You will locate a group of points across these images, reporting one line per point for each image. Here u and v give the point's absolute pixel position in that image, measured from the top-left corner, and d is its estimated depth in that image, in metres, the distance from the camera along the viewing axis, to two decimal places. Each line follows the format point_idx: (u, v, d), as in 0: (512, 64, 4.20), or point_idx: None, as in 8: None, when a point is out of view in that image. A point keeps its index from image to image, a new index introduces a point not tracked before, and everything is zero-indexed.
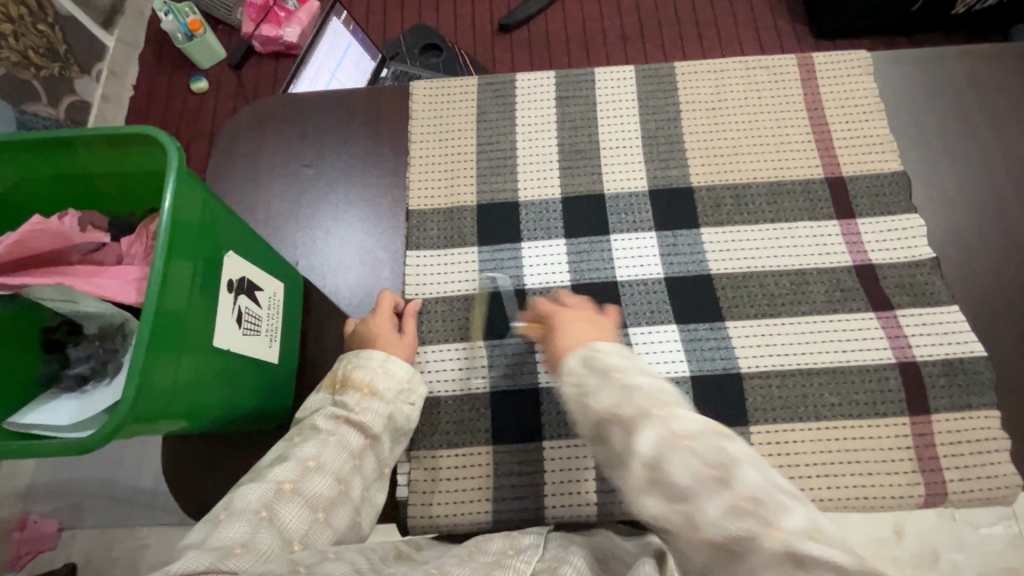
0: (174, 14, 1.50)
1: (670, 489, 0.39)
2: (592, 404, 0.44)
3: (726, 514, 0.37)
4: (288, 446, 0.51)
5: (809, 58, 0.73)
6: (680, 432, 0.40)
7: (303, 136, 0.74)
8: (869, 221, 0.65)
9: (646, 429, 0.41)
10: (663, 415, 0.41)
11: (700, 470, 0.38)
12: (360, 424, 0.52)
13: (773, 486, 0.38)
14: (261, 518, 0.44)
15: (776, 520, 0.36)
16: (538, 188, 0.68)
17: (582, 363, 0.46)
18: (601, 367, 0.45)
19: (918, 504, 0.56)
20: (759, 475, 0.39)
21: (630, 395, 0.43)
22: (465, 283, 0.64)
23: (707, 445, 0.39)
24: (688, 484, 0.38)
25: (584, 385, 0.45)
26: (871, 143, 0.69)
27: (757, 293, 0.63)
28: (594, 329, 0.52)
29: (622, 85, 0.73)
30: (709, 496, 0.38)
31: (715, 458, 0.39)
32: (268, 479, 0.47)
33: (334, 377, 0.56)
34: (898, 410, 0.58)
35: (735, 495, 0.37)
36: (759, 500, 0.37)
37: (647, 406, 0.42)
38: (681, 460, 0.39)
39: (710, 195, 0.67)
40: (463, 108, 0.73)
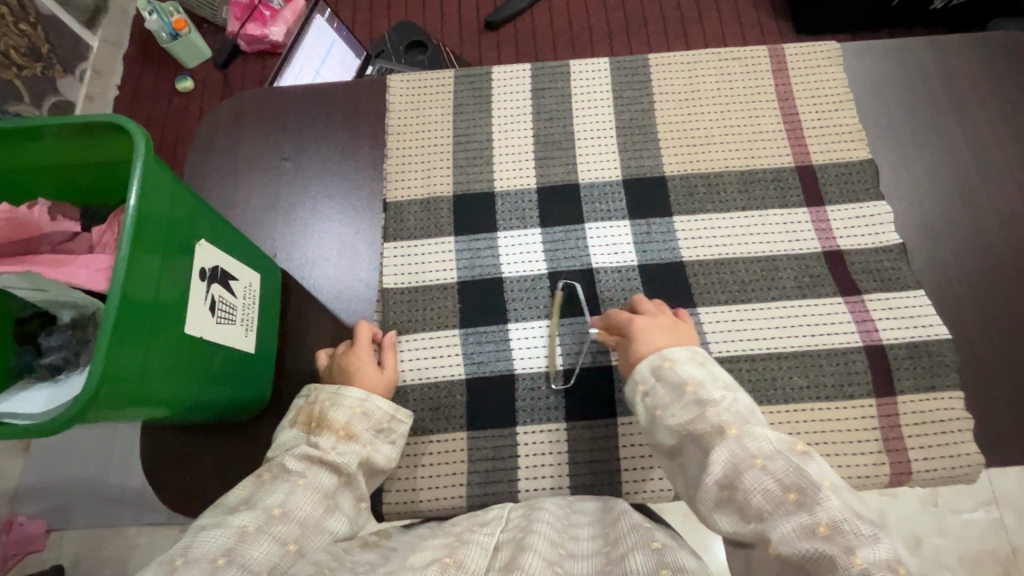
0: (159, 13, 1.50)
1: (744, 510, 0.41)
2: (667, 418, 0.48)
3: (800, 535, 0.38)
4: (258, 487, 0.49)
5: (780, 50, 0.75)
6: (754, 452, 0.42)
7: (282, 130, 0.74)
8: (837, 208, 0.67)
9: (718, 449, 0.43)
10: (736, 433, 0.43)
11: (774, 492, 0.40)
12: (332, 466, 0.51)
13: (854, 513, 0.38)
14: (218, 566, 0.41)
15: (854, 546, 0.36)
16: (514, 179, 0.69)
17: (652, 371, 0.50)
18: (674, 378, 0.49)
19: (884, 483, 0.57)
20: (839, 500, 0.39)
21: (703, 409, 0.46)
22: (442, 272, 0.65)
23: (782, 465, 0.41)
24: (761, 505, 0.40)
25: (655, 395, 0.49)
26: (840, 133, 0.70)
27: (729, 279, 0.64)
28: (674, 335, 0.54)
29: (597, 76, 0.74)
30: (784, 515, 0.39)
31: (792, 481, 0.40)
32: (229, 525, 0.44)
33: (308, 413, 0.54)
34: (865, 392, 0.59)
35: (814, 518, 0.38)
36: (835, 526, 0.37)
37: (723, 422, 0.45)
38: (756, 476, 0.41)
39: (683, 183, 0.68)
40: (439, 101, 0.74)
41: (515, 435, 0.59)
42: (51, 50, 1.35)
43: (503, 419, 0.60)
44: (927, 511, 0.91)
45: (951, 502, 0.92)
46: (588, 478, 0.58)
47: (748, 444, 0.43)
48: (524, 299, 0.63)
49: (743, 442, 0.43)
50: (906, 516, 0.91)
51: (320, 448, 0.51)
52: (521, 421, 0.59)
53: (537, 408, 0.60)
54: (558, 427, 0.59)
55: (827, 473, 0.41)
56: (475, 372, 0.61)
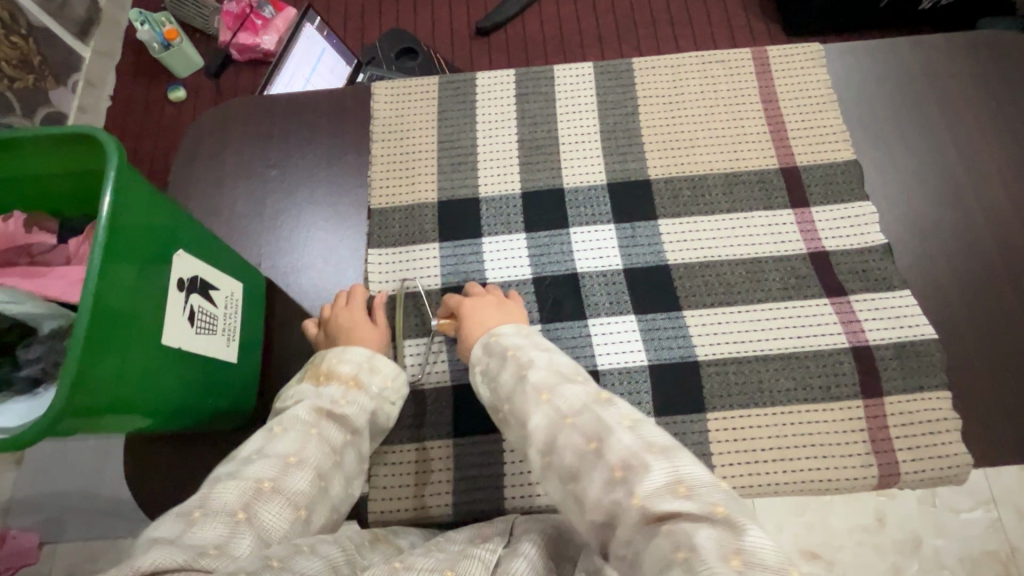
0: (151, 24, 1.51)
1: (562, 470, 0.42)
2: (499, 387, 0.49)
3: (603, 487, 0.39)
4: (269, 438, 0.48)
5: (763, 52, 0.75)
6: (567, 413, 0.44)
7: (267, 138, 0.74)
8: (823, 209, 0.66)
9: (536, 411, 0.45)
10: (548, 397, 0.45)
11: (580, 445, 0.41)
12: (340, 418, 0.51)
13: (645, 447, 0.40)
14: (239, 520, 0.40)
15: (638, 481, 0.38)
16: (498, 184, 0.69)
17: (483, 350, 0.52)
18: (498, 349, 0.51)
19: (873, 485, 0.57)
20: (630, 437, 0.41)
21: (524, 376, 0.47)
22: (426, 278, 0.65)
23: (588, 419, 0.42)
24: (572, 461, 0.41)
25: (489, 371, 0.50)
26: (825, 133, 0.70)
27: (714, 282, 0.63)
28: (501, 313, 0.57)
29: (581, 81, 0.74)
30: (590, 471, 0.40)
31: (592, 431, 0.42)
32: (245, 477, 0.43)
33: (315, 370, 0.55)
34: (852, 394, 0.59)
35: (609, 465, 0.39)
36: (627, 466, 0.39)
37: (538, 383, 0.46)
38: (567, 436, 0.42)
39: (667, 186, 0.68)
40: (423, 107, 0.74)
41: (501, 441, 0.58)
42: (42, 62, 1.36)
43: (489, 425, 0.59)
44: (924, 511, 0.91)
45: (949, 502, 0.91)
46: None
47: (558, 404, 0.44)
48: None
49: (554, 404, 0.44)
50: (903, 517, 0.90)
51: (329, 397, 0.52)
52: None
53: None
54: None
55: (625, 413, 0.43)
56: (461, 379, 0.61)
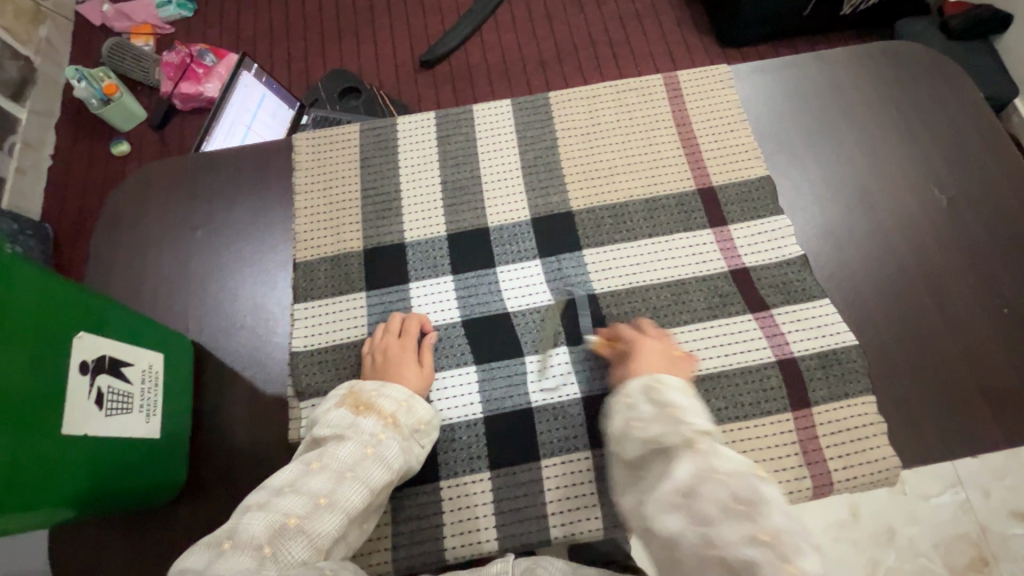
0: (87, 80, 1.49)
1: (697, 514, 0.40)
2: (642, 430, 0.47)
3: (744, 542, 0.37)
4: (306, 472, 0.49)
5: (674, 77, 0.77)
6: (719, 469, 0.41)
7: (191, 200, 0.73)
8: (740, 227, 0.68)
9: (685, 459, 0.43)
10: (705, 450, 0.43)
11: (726, 502, 0.39)
12: (382, 459, 0.52)
13: (801, 532, 0.38)
14: (265, 555, 0.43)
15: (791, 557, 0.36)
16: (423, 227, 0.69)
17: (642, 390, 0.50)
18: (661, 398, 0.49)
19: (808, 496, 0.57)
20: (783, 514, 0.38)
21: (678, 427, 0.45)
22: (355, 329, 0.64)
23: (746, 485, 0.40)
24: (712, 512, 0.39)
25: (637, 409, 0.49)
26: (738, 152, 0.72)
27: (641, 307, 0.64)
28: (671, 366, 0.56)
29: (500, 118, 0.75)
30: (728, 521, 0.38)
31: (744, 492, 0.39)
32: (274, 509, 0.46)
33: (355, 398, 0.56)
34: (781, 407, 0.60)
35: (756, 527, 0.38)
36: (778, 537, 0.37)
37: (691, 438, 0.44)
38: (714, 489, 0.40)
39: (589, 216, 0.69)
40: (345, 156, 0.74)
41: (439, 491, 0.58)
42: None
43: (426, 475, 0.58)
44: (895, 501, 0.92)
45: (917, 489, 0.92)
46: (519, 524, 0.56)
47: (715, 462, 0.42)
48: (441, 349, 0.63)
49: (710, 460, 0.42)
50: (875, 510, 0.91)
51: (368, 432, 0.53)
52: (444, 475, 0.58)
53: (461, 460, 0.58)
54: (482, 479, 0.58)
55: (782, 493, 0.40)
56: None
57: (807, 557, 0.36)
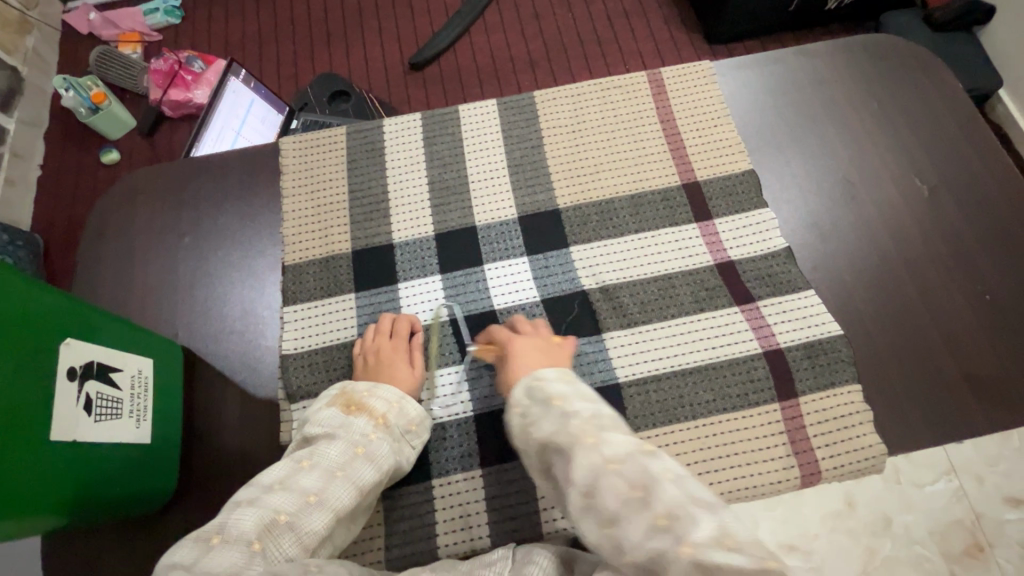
0: (75, 89, 1.48)
1: (603, 513, 0.39)
2: (534, 431, 0.46)
3: (647, 534, 0.37)
4: (296, 470, 0.50)
5: (658, 74, 0.78)
6: (610, 457, 0.41)
7: (179, 206, 0.73)
8: (726, 220, 0.69)
9: (578, 455, 0.41)
10: (593, 442, 0.42)
11: (623, 491, 0.39)
12: (373, 459, 0.52)
13: (690, 501, 0.38)
14: (255, 550, 0.42)
15: (686, 535, 0.36)
16: (411, 228, 0.70)
17: (526, 392, 0.49)
18: (542, 396, 0.48)
19: (796, 486, 0.58)
20: (677, 488, 0.38)
21: (564, 423, 0.44)
22: (344, 330, 0.65)
23: (632, 467, 0.39)
24: (613, 507, 0.39)
25: (528, 414, 0.47)
26: (722, 147, 0.73)
27: (629, 302, 0.65)
28: (547, 360, 0.55)
29: (486, 119, 0.76)
30: (631, 514, 0.38)
31: (637, 479, 0.39)
32: (264, 505, 0.45)
33: (346, 399, 0.56)
34: (768, 397, 0.60)
35: (654, 513, 0.37)
36: (674, 516, 0.37)
37: (576, 432, 0.43)
38: (610, 481, 0.39)
39: (576, 213, 0.70)
40: (332, 159, 0.74)
41: (431, 489, 0.58)
42: None
43: (418, 473, 0.59)
44: None
45: None
46: (511, 520, 0.57)
47: (602, 450, 0.41)
48: (431, 348, 0.63)
49: (599, 449, 0.41)
50: None
51: (359, 431, 0.53)
52: (436, 474, 0.58)
53: (452, 458, 0.59)
54: (474, 476, 0.58)
55: (671, 465, 0.40)
56: None
57: (700, 526, 0.36)
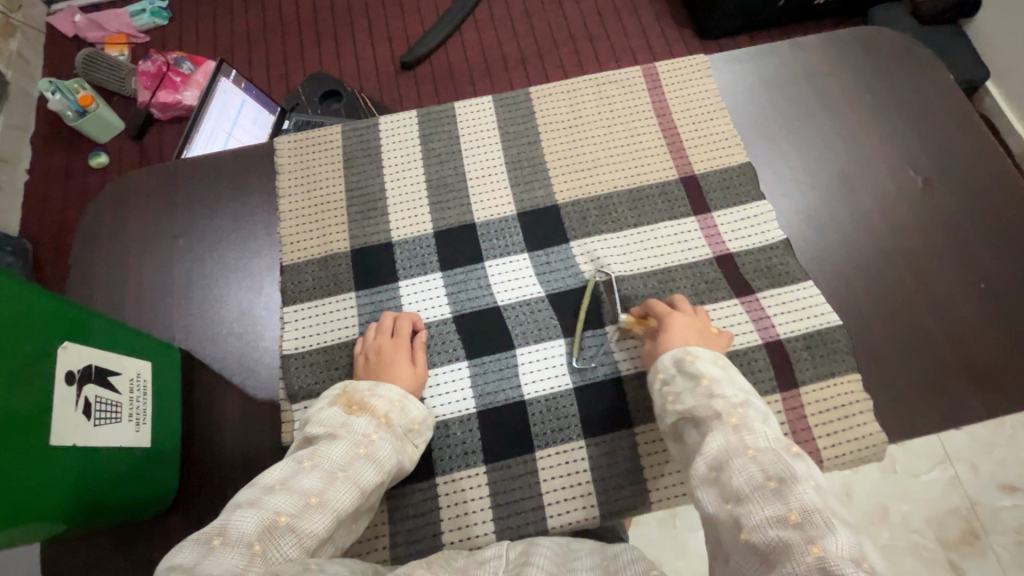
0: (61, 92, 1.46)
1: (726, 489, 0.43)
2: (676, 403, 0.51)
3: (771, 522, 0.39)
4: (297, 470, 0.49)
5: (653, 69, 0.78)
6: (750, 445, 0.45)
7: (173, 208, 0.73)
8: (724, 214, 0.69)
9: (717, 433, 0.47)
10: (735, 422, 0.47)
11: (757, 478, 0.42)
12: (375, 459, 0.51)
13: (829, 511, 0.39)
14: (254, 553, 0.42)
15: (817, 539, 0.37)
16: (410, 226, 0.69)
17: (674, 362, 0.54)
18: (691, 370, 0.52)
19: None
20: (816, 495, 0.41)
21: (711, 400, 0.49)
22: (344, 330, 0.64)
23: (773, 459, 0.43)
24: (742, 488, 0.42)
25: (671, 383, 0.52)
26: (719, 140, 0.73)
27: (631, 296, 0.65)
28: (700, 339, 0.57)
29: (481, 116, 0.75)
30: (761, 501, 0.41)
31: (776, 471, 0.42)
32: (265, 507, 0.45)
33: (348, 398, 0.55)
34: (769, 389, 0.61)
35: (784, 506, 0.40)
36: (807, 518, 0.39)
37: (723, 410, 0.48)
38: (744, 465, 0.43)
39: (575, 209, 0.70)
40: (328, 157, 0.73)
41: (435, 487, 0.58)
42: None
43: (421, 471, 0.58)
44: (888, 480, 0.95)
45: (908, 467, 0.95)
46: (516, 515, 0.57)
47: (744, 436, 0.46)
48: (432, 345, 0.63)
49: (741, 436, 0.46)
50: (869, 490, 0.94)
51: (361, 431, 0.53)
52: (440, 471, 0.58)
53: (457, 455, 0.59)
54: (478, 473, 0.58)
55: (814, 475, 0.43)
56: None
57: (839, 535, 0.37)
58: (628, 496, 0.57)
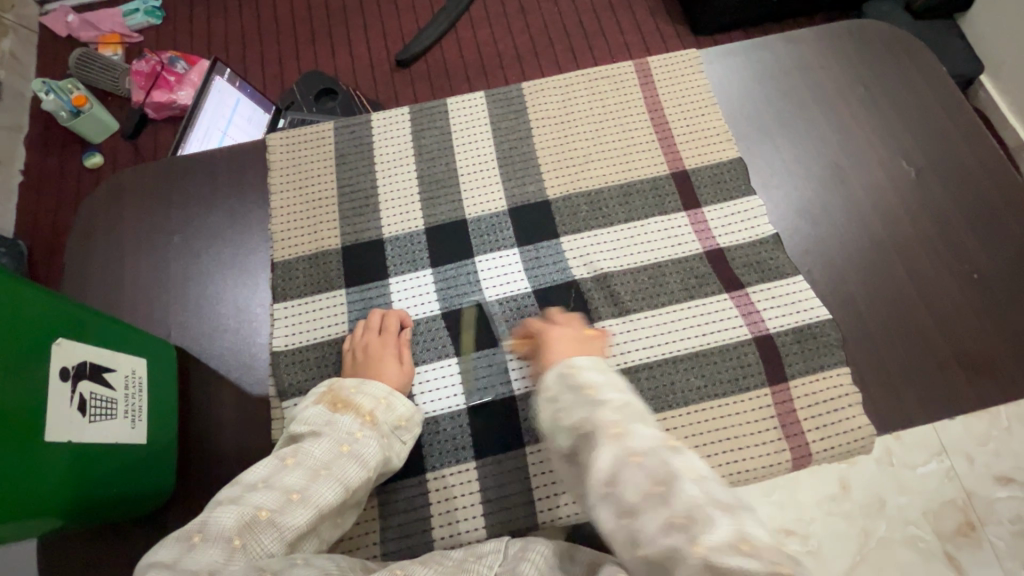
0: (55, 92, 1.46)
1: (620, 503, 0.39)
2: (566, 419, 0.45)
3: (661, 531, 0.37)
4: (280, 467, 0.49)
5: (646, 63, 0.78)
6: (635, 450, 0.41)
7: (165, 205, 0.73)
8: (714, 209, 0.69)
9: (605, 447, 0.41)
10: (619, 433, 0.42)
11: (644, 486, 0.39)
12: (359, 457, 0.51)
13: (709, 501, 0.38)
14: (235, 547, 0.42)
15: (700, 536, 0.36)
16: (401, 223, 0.69)
17: (559, 379, 0.47)
18: (576, 382, 0.46)
19: (788, 468, 0.59)
20: (699, 489, 0.38)
21: (596, 410, 0.43)
22: (336, 326, 0.64)
23: (656, 462, 0.40)
24: (636, 501, 0.39)
25: (560, 402, 0.45)
26: (711, 135, 0.73)
27: (621, 292, 0.65)
28: (581, 346, 0.53)
29: (473, 111, 0.75)
30: (653, 509, 0.38)
31: (659, 473, 0.39)
32: (247, 502, 0.46)
33: (334, 396, 0.56)
34: (758, 383, 0.61)
35: (671, 512, 0.37)
36: (692, 517, 0.37)
37: (607, 422, 0.43)
38: (633, 474, 0.39)
39: (566, 205, 0.70)
40: (319, 154, 0.73)
41: (426, 482, 0.58)
42: None
43: (413, 467, 0.59)
44: None
45: None
46: (506, 510, 0.57)
47: (630, 443, 0.41)
48: (422, 341, 0.63)
49: (626, 442, 0.41)
50: None
51: (345, 429, 0.53)
52: (431, 467, 0.59)
53: (448, 451, 0.59)
54: (469, 469, 0.58)
55: (694, 465, 0.40)
56: None
57: (718, 529, 0.36)
58: None
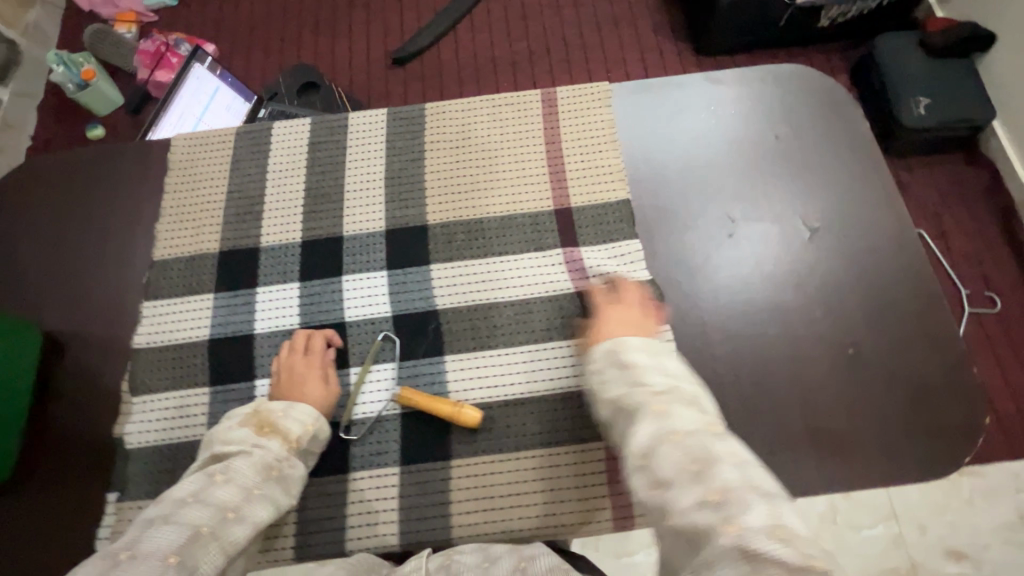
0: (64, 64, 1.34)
1: (653, 476, 0.42)
2: (606, 391, 0.51)
3: (693, 507, 0.39)
4: (209, 484, 0.49)
5: (552, 94, 0.76)
6: (676, 430, 0.44)
7: (65, 197, 0.75)
8: (592, 249, 0.67)
9: (646, 423, 0.45)
10: (660, 410, 0.46)
11: (680, 460, 0.42)
12: (282, 480, 0.53)
13: (751, 486, 0.40)
14: (170, 564, 0.41)
15: (737, 515, 0.38)
16: (279, 234, 0.70)
17: (610, 351, 0.54)
18: (623, 360, 0.52)
19: (611, 528, 0.57)
20: (737, 471, 0.40)
21: (641, 388, 0.49)
22: (196, 329, 0.66)
23: (699, 442, 0.42)
24: (670, 475, 0.41)
25: (604, 373, 0.52)
26: (603, 173, 0.71)
27: (481, 324, 0.64)
28: (639, 322, 0.58)
29: (373, 127, 0.76)
30: (682, 487, 0.40)
31: (698, 454, 0.42)
32: (181, 521, 0.45)
33: (261, 419, 0.56)
34: (594, 435, 0.59)
35: (707, 488, 0.39)
36: (727, 496, 0.39)
37: (648, 400, 0.47)
38: (668, 450, 0.43)
39: (443, 231, 0.69)
40: (216, 158, 0.75)
41: None
42: None
43: None
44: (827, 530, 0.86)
45: (850, 519, 0.87)
46: (320, 532, 0.57)
47: (671, 422, 0.45)
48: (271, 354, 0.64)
49: (668, 421, 0.45)
50: None
51: (273, 453, 0.53)
52: None
53: None
54: None
55: (739, 450, 0.42)
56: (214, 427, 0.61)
57: (755, 511, 0.38)
58: (431, 525, 0.57)
